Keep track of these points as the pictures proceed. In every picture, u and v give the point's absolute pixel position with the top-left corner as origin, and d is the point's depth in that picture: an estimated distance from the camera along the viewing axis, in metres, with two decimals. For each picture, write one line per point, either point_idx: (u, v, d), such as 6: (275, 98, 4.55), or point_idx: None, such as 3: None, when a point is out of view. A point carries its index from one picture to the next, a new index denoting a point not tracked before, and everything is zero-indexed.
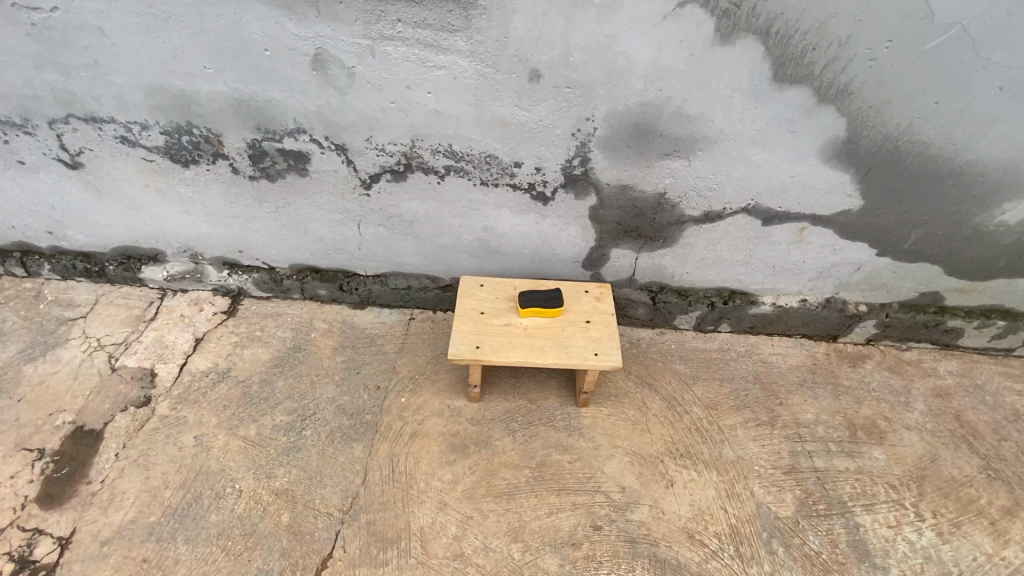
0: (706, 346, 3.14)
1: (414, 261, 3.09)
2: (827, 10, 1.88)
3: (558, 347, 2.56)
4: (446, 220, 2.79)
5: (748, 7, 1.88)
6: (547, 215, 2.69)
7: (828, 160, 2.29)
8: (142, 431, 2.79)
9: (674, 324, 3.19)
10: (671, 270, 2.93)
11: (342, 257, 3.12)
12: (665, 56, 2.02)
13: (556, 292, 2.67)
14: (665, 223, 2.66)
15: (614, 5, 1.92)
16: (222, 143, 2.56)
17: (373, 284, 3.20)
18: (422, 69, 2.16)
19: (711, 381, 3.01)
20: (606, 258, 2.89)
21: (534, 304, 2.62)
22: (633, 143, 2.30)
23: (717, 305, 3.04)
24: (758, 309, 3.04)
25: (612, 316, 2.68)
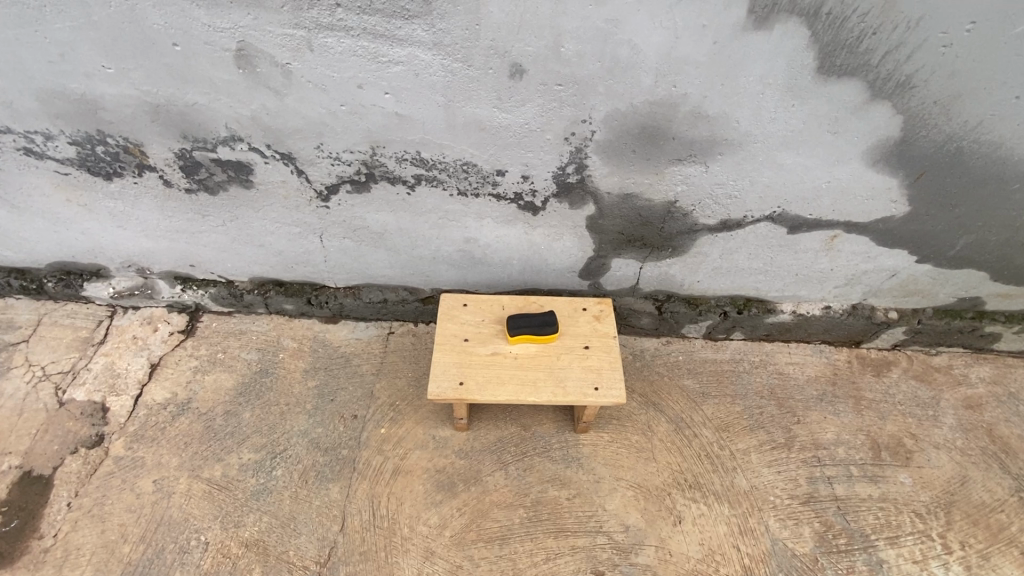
0: (716, 356, 2.85)
1: (389, 273, 2.72)
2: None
3: (553, 380, 2.24)
4: (421, 232, 2.41)
5: None
6: (537, 226, 2.30)
7: (874, 163, 1.89)
8: (97, 476, 2.52)
9: (681, 333, 2.88)
10: (680, 279, 2.59)
11: (307, 270, 2.76)
12: (681, 45, 1.58)
13: (549, 316, 2.34)
14: (674, 233, 2.28)
15: None
16: (146, 154, 2.13)
17: (344, 297, 2.87)
18: (374, 66, 1.72)
19: (721, 398, 2.74)
20: (606, 269, 2.54)
21: (524, 331, 2.29)
22: (640, 148, 1.89)
23: (730, 315, 2.72)
24: (776, 318, 2.72)
25: (614, 340, 2.36)
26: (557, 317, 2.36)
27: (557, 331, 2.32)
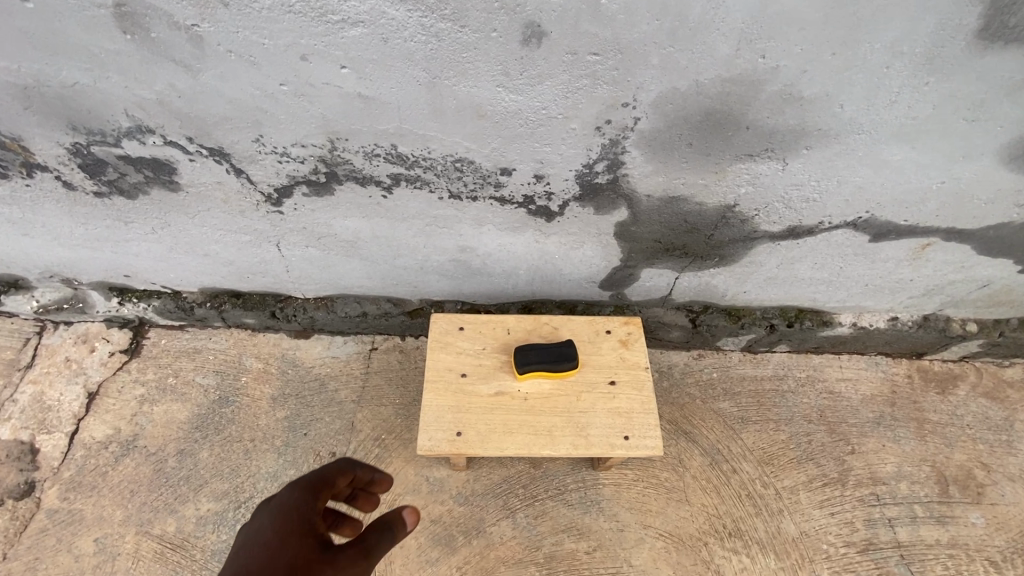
0: (756, 373, 2.43)
1: (367, 283, 2.23)
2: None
3: (572, 428, 1.80)
4: (404, 240, 1.90)
5: None
6: (551, 233, 1.80)
7: (1011, 159, 1.41)
8: (26, 535, 2.11)
9: (716, 345, 2.45)
10: (722, 290, 2.12)
11: (267, 280, 2.26)
12: None
13: (565, 346, 1.87)
14: (725, 241, 1.79)
15: None
16: (29, 150, 1.59)
17: (315, 310, 2.39)
18: (321, 28, 1.17)
19: (764, 424, 2.33)
20: (633, 280, 2.06)
21: (535, 368, 1.84)
22: (699, 140, 1.38)
23: (778, 328, 2.27)
24: (832, 331, 2.28)
25: (647, 373, 1.90)
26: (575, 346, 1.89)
27: (576, 365, 1.86)
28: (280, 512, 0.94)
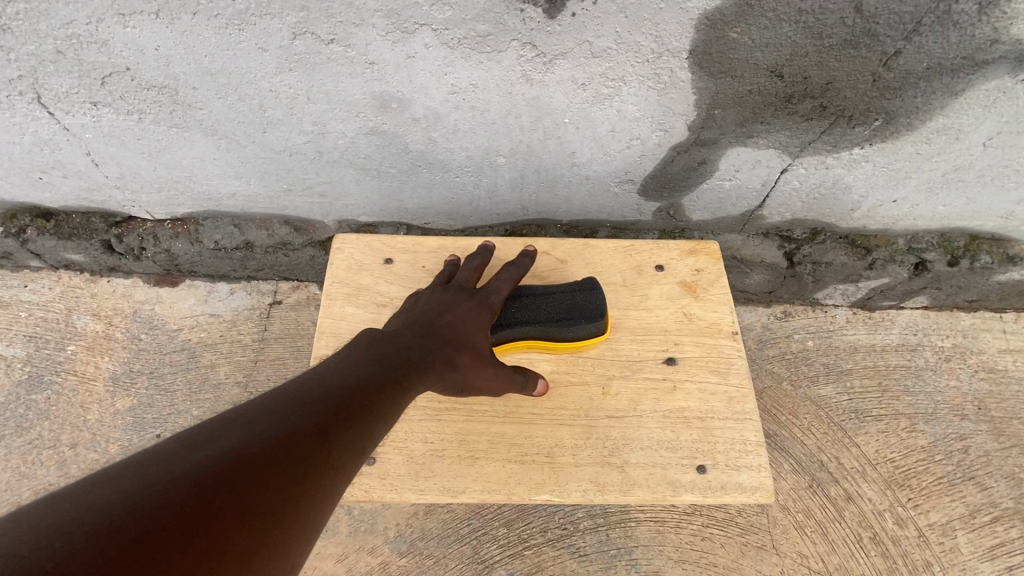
0: (875, 342, 1.54)
1: (239, 189, 1.31)
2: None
3: (592, 451, 0.92)
4: (266, 83, 0.97)
5: None
6: (556, 57, 0.87)
7: None
8: None
9: (813, 299, 1.54)
10: (855, 198, 1.20)
11: (77, 186, 1.35)
12: None
13: (580, 292, 0.96)
14: (912, 73, 0.87)
15: None
16: None
17: (173, 239, 1.49)
18: None
19: (892, 423, 1.45)
20: (701, 176, 1.14)
21: (521, 337, 0.94)
22: None
23: (930, 269, 1.36)
24: (1019, 273, 1.37)
25: (734, 343, 0.99)
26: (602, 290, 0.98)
27: (602, 330, 0.95)
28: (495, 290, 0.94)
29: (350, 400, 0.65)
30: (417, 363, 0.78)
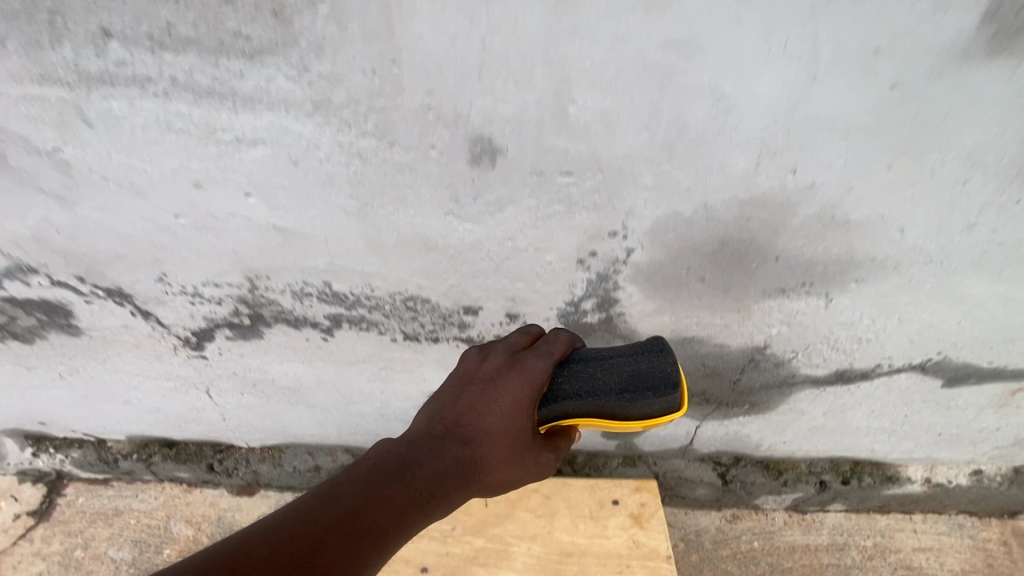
0: (807, 542, 1.90)
1: (319, 431, 1.84)
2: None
3: None
4: (356, 386, 1.53)
5: None
6: None
7: None
8: None
9: (754, 505, 1.93)
10: (756, 440, 1.68)
11: (203, 429, 1.88)
12: (814, 100, 0.74)
13: (638, 357, 1.01)
14: (755, 386, 1.40)
15: None
16: None
17: (260, 462, 1.98)
18: (213, 149, 0.87)
19: None
20: (642, 430, 1.65)
21: (580, 406, 0.97)
22: (713, 275, 1.04)
23: (831, 487, 1.79)
24: (900, 489, 1.79)
25: (668, 566, 1.41)
26: (663, 364, 0.98)
27: (670, 404, 0.95)
28: (524, 371, 0.95)
29: (353, 530, 0.79)
30: (427, 483, 0.87)
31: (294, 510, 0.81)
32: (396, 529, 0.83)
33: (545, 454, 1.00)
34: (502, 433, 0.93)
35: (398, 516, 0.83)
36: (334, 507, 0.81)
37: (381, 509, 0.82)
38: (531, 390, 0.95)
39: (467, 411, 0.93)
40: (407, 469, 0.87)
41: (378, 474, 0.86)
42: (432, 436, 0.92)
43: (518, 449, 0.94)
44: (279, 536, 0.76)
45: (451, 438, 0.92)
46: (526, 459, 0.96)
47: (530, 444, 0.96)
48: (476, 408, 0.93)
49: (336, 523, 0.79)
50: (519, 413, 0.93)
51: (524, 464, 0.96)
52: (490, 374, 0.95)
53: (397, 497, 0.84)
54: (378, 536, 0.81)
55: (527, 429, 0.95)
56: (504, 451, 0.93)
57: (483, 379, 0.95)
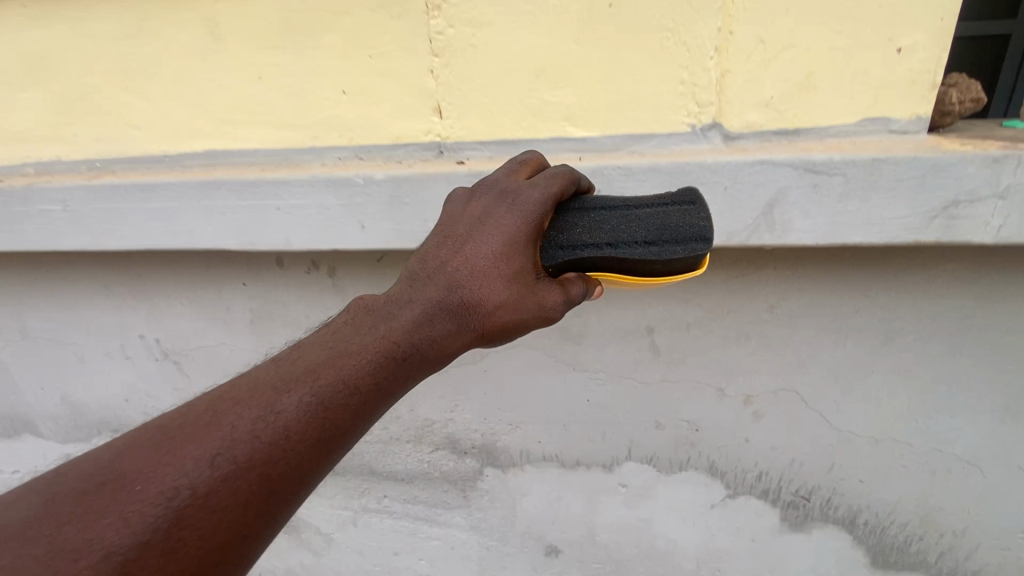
0: None
1: None
2: (959, 505, 1.30)
3: None
4: None
5: (821, 498, 1.35)
6: None
7: None
8: None
9: None
10: None
11: None
12: (719, 540, 1.47)
13: (671, 207, 0.73)
14: None
15: (647, 492, 1.43)
16: None
17: None
18: (412, 538, 1.66)
19: None
20: None
21: (590, 264, 0.73)
22: None
23: None
24: None
25: None
26: (696, 221, 0.70)
27: (694, 263, 0.70)
28: (519, 203, 0.72)
29: (290, 399, 0.59)
30: (397, 346, 0.65)
31: (213, 396, 0.60)
32: (354, 400, 0.61)
33: (548, 284, 0.73)
34: (487, 255, 0.70)
35: (358, 382, 0.62)
36: (264, 378, 0.61)
37: (331, 368, 0.61)
38: (528, 224, 0.71)
39: (445, 260, 0.71)
40: (361, 336, 0.65)
41: (325, 348, 0.64)
42: (411, 295, 0.69)
43: (522, 289, 0.71)
44: (187, 425, 0.57)
45: (434, 284, 0.69)
46: (527, 293, 0.71)
47: (533, 279, 0.72)
48: (463, 258, 0.70)
49: (250, 392, 0.59)
50: (515, 243, 0.71)
51: (530, 298, 0.71)
52: (475, 214, 0.73)
53: (353, 360, 0.63)
54: (331, 413, 0.59)
55: (527, 264, 0.72)
56: (494, 282, 0.70)
57: (472, 223, 0.72)
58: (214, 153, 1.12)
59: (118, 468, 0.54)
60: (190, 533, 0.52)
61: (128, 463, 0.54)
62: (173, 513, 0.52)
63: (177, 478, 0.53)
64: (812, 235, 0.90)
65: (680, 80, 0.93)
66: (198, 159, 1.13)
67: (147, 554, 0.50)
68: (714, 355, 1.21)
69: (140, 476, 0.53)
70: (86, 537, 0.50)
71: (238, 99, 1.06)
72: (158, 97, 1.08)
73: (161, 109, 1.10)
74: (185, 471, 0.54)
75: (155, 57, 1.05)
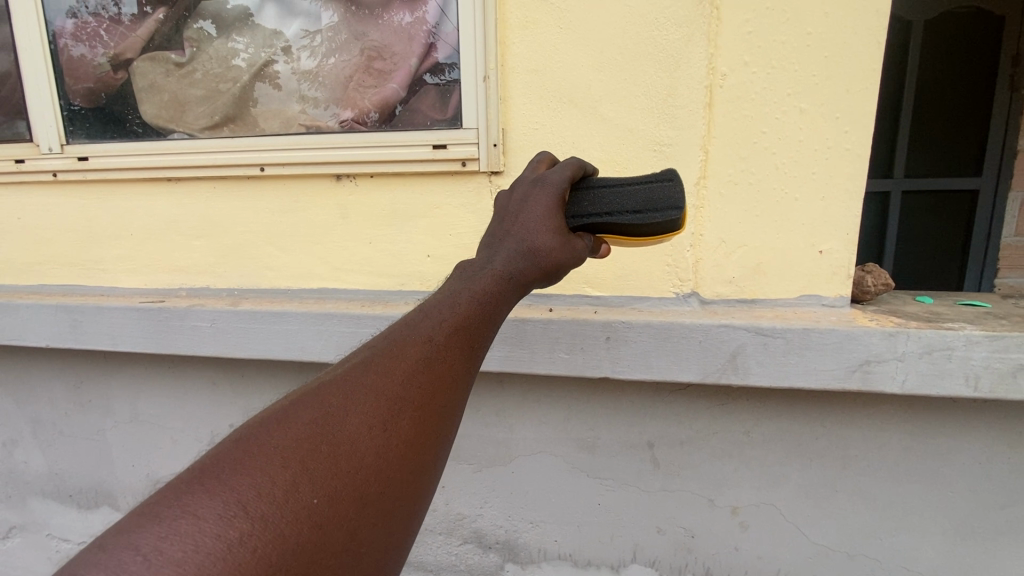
0: None
1: None
2: None
3: None
4: None
5: None
6: None
7: None
8: None
9: None
10: None
11: None
12: None
13: (654, 184, 0.85)
14: None
15: None
16: None
17: None
18: None
19: None
20: None
21: (592, 228, 0.83)
22: None
23: None
24: None
25: None
26: (672, 194, 0.84)
27: (671, 226, 0.83)
28: (548, 184, 0.80)
29: (398, 359, 0.62)
30: (506, 286, 0.71)
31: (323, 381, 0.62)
32: (481, 328, 0.67)
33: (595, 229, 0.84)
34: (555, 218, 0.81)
35: (479, 312, 0.68)
36: (366, 353, 0.64)
37: (432, 328, 0.65)
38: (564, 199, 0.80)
39: (514, 224, 0.77)
40: (445, 299, 0.68)
41: (411, 316, 0.67)
42: (487, 264, 0.73)
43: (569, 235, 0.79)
44: (314, 387, 0.61)
45: (505, 250, 0.74)
46: (571, 241, 0.79)
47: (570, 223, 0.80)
48: (525, 227, 0.76)
49: (359, 369, 0.62)
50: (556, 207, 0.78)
51: (575, 249, 0.79)
52: (521, 198, 0.80)
53: (470, 296, 0.68)
54: (440, 366, 0.63)
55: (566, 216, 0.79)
56: (552, 243, 0.76)
57: (519, 204, 0.79)
58: (325, 290, 1.53)
59: (245, 455, 0.53)
60: (376, 449, 0.57)
61: (293, 407, 0.58)
62: (327, 475, 0.54)
63: (343, 406, 0.59)
64: (766, 379, 1.23)
65: (667, 263, 1.31)
66: (313, 293, 1.54)
67: (347, 471, 0.55)
68: (705, 470, 1.47)
69: (312, 413, 0.58)
70: (283, 465, 0.53)
71: (350, 255, 1.49)
72: (293, 251, 1.53)
73: (293, 259, 1.53)
74: (349, 400, 0.59)
75: (298, 225, 1.50)
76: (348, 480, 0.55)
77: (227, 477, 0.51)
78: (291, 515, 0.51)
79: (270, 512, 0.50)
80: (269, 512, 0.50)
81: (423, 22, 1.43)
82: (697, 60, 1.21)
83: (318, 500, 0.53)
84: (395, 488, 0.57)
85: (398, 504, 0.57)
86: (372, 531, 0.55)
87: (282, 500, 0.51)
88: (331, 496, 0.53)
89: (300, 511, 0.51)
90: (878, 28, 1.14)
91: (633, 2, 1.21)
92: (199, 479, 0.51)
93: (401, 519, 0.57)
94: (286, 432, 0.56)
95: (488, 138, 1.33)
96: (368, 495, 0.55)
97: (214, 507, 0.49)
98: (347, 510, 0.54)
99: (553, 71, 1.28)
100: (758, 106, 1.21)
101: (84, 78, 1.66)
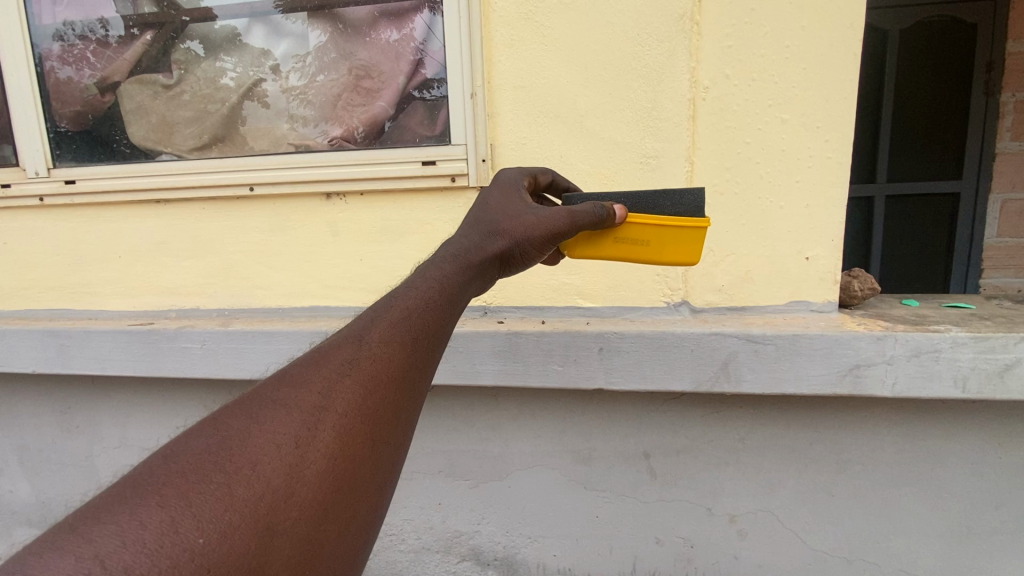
0: None
1: None
2: None
3: None
4: None
5: None
6: None
7: None
8: None
9: None
10: None
11: None
12: None
13: None
14: None
15: None
16: None
17: None
18: None
19: None
20: None
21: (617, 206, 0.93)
22: None
23: None
24: None
25: None
26: None
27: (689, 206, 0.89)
28: (502, 198, 0.87)
29: (321, 371, 0.60)
30: (440, 293, 0.70)
31: (235, 404, 0.58)
32: (404, 335, 0.65)
33: (548, 216, 0.81)
34: (489, 228, 0.81)
35: (403, 318, 0.66)
36: (285, 372, 0.61)
37: (358, 338, 0.63)
38: (513, 207, 0.85)
39: (458, 238, 0.80)
40: (375, 310, 0.67)
41: (338, 330, 0.66)
42: (422, 270, 0.73)
43: (519, 234, 0.80)
44: (222, 412, 0.57)
45: (444, 258, 0.75)
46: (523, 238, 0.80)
47: (525, 218, 0.81)
48: (467, 239, 0.79)
49: (275, 388, 0.59)
50: (501, 215, 0.83)
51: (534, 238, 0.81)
52: (467, 215, 0.84)
53: (394, 306, 0.67)
54: (366, 373, 0.61)
55: (514, 217, 0.82)
56: (496, 246, 0.79)
57: (466, 220, 0.83)
58: (316, 308, 1.53)
59: (132, 494, 0.48)
60: (281, 474, 0.53)
61: (182, 442, 0.54)
62: (231, 505, 0.49)
63: (240, 432, 0.55)
64: (758, 386, 1.24)
65: (657, 273, 1.32)
66: (305, 311, 1.54)
67: (243, 501, 0.50)
68: (700, 478, 1.47)
69: (214, 439, 0.54)
70: (162, 504, 0.48)
71: (341, 273, 1.49)
72: (284, 270, 1.52)
73: (283, 277, 1.53)
74: (248, 425, 0.55)
75: (288, 243, 1.50)
76: (247, 510, 0.50)
77: (90, 528, 0.46)
78: (170, 559, 0.45)
79: (142, 558, 0.45)
80: (141, 560, 0.44)
81: (409, 40, 1.45)
82: (679, 74, 1.23)
83: (206, 539, 0.47)
84: (309, 515, 0.53)
85: (316, 532, 0.53)
86: (281, 566, 0.50)
87: (173, 543, 0.46)
88: (223, 532, 0.48)
89: (183, 553, 0.46)
90: (852, 41, 1.17)
91: (613, 18, 1.24)
92: (58, 535, 0.46)
93: (318, 550, 0.53)
94: (170, 469, 0.51)
95: (476, 154, 1.35)
96: (272, 525, 0.51)
97: (65, 564, 0.43)
98: (246, 546, 0.48)
99: (538, 88, 1.30)
100: (741, 117, 1.23)
101: (71, 101, 1.65)
